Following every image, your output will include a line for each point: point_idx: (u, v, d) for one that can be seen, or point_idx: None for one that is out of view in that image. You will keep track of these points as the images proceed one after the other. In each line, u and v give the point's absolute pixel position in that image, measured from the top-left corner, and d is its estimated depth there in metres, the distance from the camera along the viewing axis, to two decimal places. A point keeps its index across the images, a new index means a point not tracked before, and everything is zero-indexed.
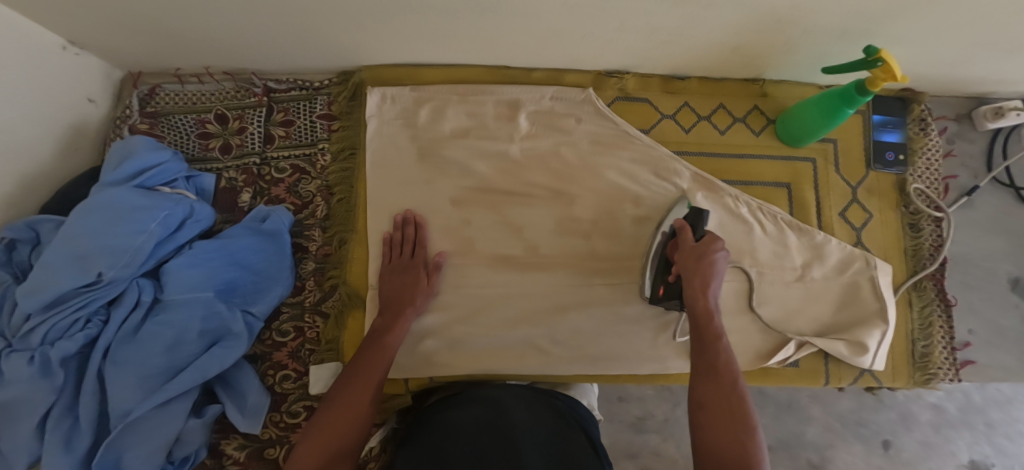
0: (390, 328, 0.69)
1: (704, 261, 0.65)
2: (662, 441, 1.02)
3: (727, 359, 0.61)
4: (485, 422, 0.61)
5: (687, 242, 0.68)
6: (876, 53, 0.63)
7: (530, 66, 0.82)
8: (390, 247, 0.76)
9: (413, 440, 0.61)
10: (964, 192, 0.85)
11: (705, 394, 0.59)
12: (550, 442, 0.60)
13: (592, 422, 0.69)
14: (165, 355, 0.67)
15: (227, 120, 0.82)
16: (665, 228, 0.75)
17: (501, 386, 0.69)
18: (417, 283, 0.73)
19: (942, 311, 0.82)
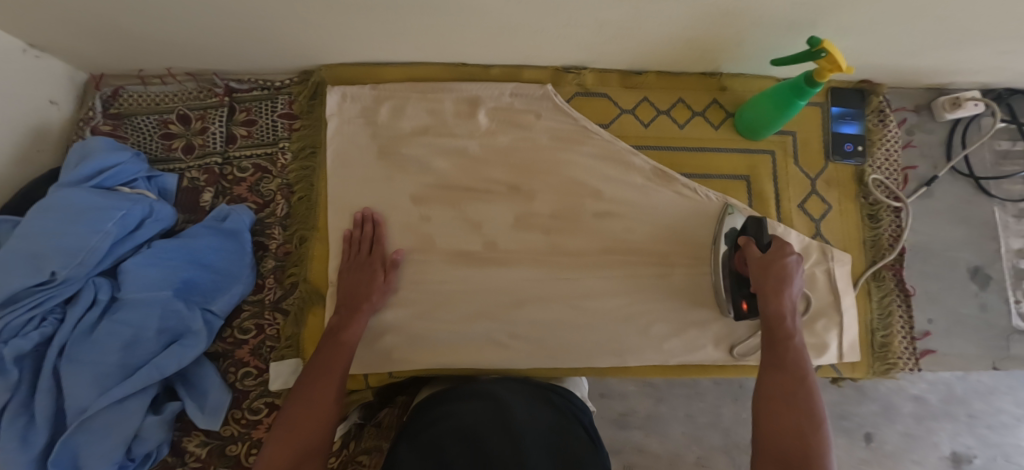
0: (348, 324, 0.70)
1: (780, 264, 0.67)
2: (645, 437, 1.04)
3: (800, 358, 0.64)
4: (487, 418, 0.60)
5: (755, 254, 0.69)
6: (819, 44, 0.63)
7: (488, 63, 0.83)
8: (348, 244, 0.76)
9: (414, 434, 0.60)
10: (923, 182, 0.86)
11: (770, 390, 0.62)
12: (552, 437, 0.60)
13: (585, 413, 0.70)
14: (122, 353, 0.68)
15: (190, 121, 0.83)
16: (724, 238, 0.76)
17: (501, 383, 0.69)
18: (373, 280, 0.74)
19: (901, 301, 0.83)
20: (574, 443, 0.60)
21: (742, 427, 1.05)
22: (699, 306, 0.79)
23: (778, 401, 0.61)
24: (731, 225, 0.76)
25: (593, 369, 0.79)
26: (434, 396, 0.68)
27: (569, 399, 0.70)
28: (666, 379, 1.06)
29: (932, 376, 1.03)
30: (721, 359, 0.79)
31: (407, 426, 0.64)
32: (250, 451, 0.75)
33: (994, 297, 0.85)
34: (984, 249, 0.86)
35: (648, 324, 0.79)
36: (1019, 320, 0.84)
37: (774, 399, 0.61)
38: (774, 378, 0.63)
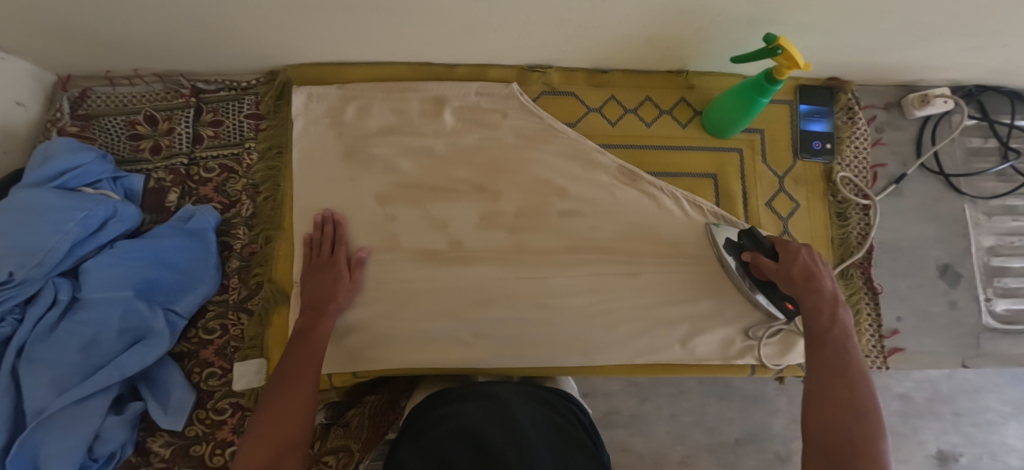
0: (315, 324, 0.69)
1: (801, 262, 0.66)
2: (630, 436, 1.03)
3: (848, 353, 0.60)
4: (490, 414, 0.57)
5: (765, 259, 0.70)
6: (775, 40, 0.63)
7: (453, 62, 0.82)
8: (310, 247, 0.76)
9: (415, 437, 0.57)
10: (892, 180, 0.86)
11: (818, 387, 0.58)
12: (555, 431, 0.58)
13: (582, 413, 0.67)
14: (82, 353, 0.68)
15: (157, 121, 0.83)
16: (726, 252, 0.78)
17: (500, 383, 0.66)
18: (337, 279, 0.73)
19: (869, 299, 0.82)
20: (578, 439, 0.57)
21: (727, 425, 1.05)
22: (666, 305, 0.79)
23: (828, 398, 0.56)
24: (729, 236, 0.78)
25: (559, 369, 0.77)
26: (437, 397, 0.65)
27: (566, 399, 0.67)
28: (651, 378, 1.05)
29: (919, 375, 1.04)
30: (688, 358, 0.79)
31: (408, 429, 0.61)
32: (214, 451, 0.76)
33: (963, 294, 0.85)
34: (954, 246, 0.86)
35: (615, 322, 0.78)
36: (989, 317, 0.84)
37: (822, 396, 0.57)
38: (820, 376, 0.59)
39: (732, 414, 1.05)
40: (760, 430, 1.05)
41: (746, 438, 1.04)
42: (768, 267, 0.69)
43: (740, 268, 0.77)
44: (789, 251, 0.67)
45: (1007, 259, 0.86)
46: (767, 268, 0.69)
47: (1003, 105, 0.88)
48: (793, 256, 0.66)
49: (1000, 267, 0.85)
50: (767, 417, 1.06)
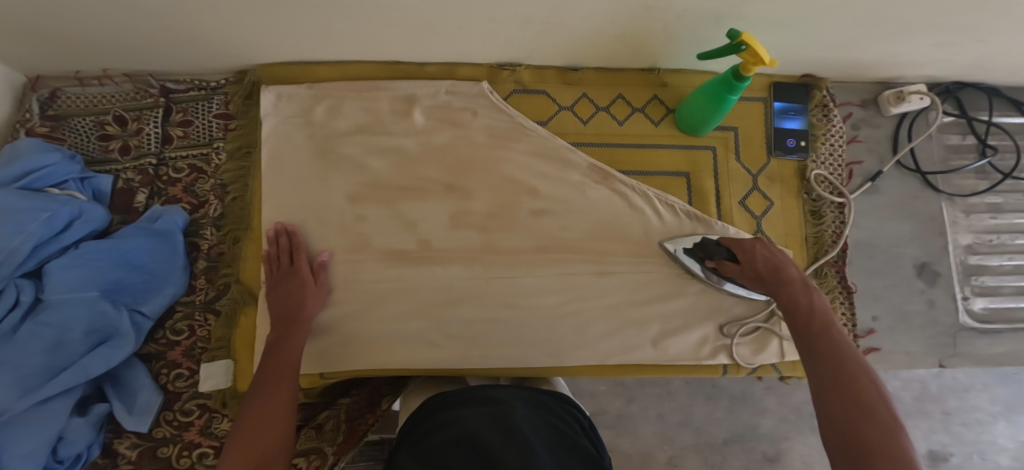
0: (286, 336, 0.69)
1: (761, 257, 0.68)
2: (616, 436, 1.02)
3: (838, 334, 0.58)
4: (493, 422, 0.54)
5: (734, 266, 0.71)
6: (739, 36, 0.62)
7: (422, 60, 0.82)
8: (269, 262, 0.75)
9: (416, 444, 0.54)
10: (868, 177, 0.85)
11: (819, 376, 0.54)
12: (556, 438, 0.56)
13: (582, 416, 0.65)
14: (45, 354, 0.67)
15: (126, 122, 0.83)
16: (684, 261, 0.77)
17: (500, 388, 0.63)
18: (304, 286, 0.72)
19: (843, 298, 0.81)
20: (579, 446, 0.56)
21: (714, 425, 1.04)
22: (639, 304, 0.78)
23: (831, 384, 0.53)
24: (682, 244, 0.78)
25: (528, 369, 0.76)
26: (437, 399, 0.62)
27: (567, 403, 0.65)
28: (638, 379, 1.04)
29: (907, 374, 1.03)
30: (660, 359, 0.78)
31: (408, 435, 0.58)
32: (181, 453, 0.75)
33: (941, 293, 0.84)
34: (931, 245, 0.85)
35: (586, 322, 0.77)
36: (967, 317, 0.83)
37: (825, 384, 0.53)
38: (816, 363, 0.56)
39: (719, 414, 1.04)
40: (748, 431, 1.04)
41: (734, 438, 1.03)
42: (736, 271, 0.71)
43: (705, 271, 0.77)
44: (748, 252, 0.70)
45: (986, 258, 0.85)
46: (735, 273, 0.71)
47: (981, 101, 0.86)
48: (753, 254, 0.69)
49: (978, 265, 0.84)
50: (754, 417, 1.05)
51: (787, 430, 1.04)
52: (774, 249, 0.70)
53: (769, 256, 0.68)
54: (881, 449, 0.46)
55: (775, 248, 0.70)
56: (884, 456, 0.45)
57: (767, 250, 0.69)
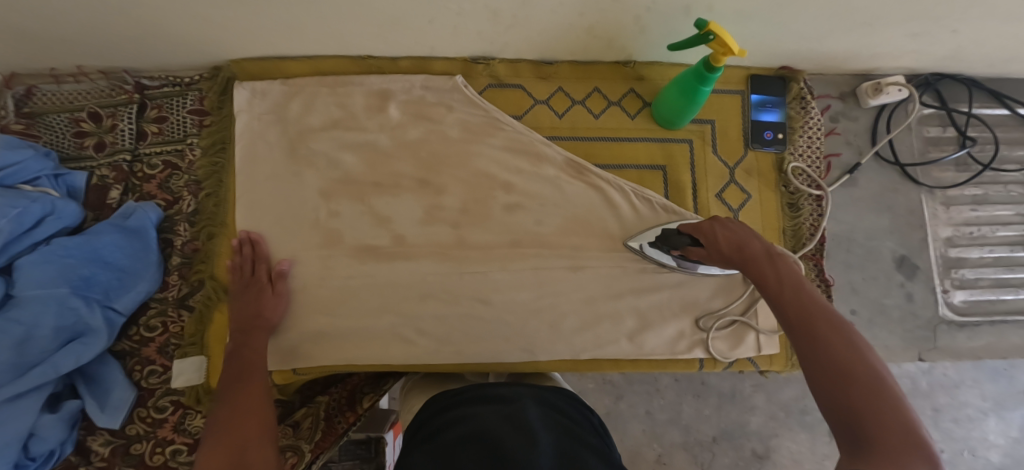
0: (245, 340, 0.69)
1: (722, 236, 0.64)
2: None
3: (815, 303, 0.53)
4: (503, 418, 0.54)
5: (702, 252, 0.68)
6: (706, 26, 0.61)
7: (395, 55, 0.81)
8: (231, 274, 0.74)
9: (430, 440, 0.54)
10: (846, 170, 0.85)
11: (804, 353, 0.50)
12: (565, 435, 0.54)
13: (590, 414, 0.65)
14: (14, 350, 0.66)
15: (100, 118, 0.83)
16: (653, 256, 0.77)
17: (508, 386, 0.63)
18: (260, 297, 0.72)
19: (822, 291, 0.81)
20: (586, 438, 0.55)
21: (703, 423, 1.03)
22: (614, 298, 0.78)
23: (817, 361, 0.48)
24: (647, 239, 0.78)
25: (503, 364, 0.76)
26: (446, 400, 0.62)
27: (572, 399, 0.65)
28: (626, 376, 1.04)
29: (897, 370, 1.02)
30: (635, 354, 0.78)
31: (419, 436, 0.57)
32: (155, 450, 0.75)
33: (920, 287, 0.84)
34: (910, 238, 0.84)
35: (560, 317, 0.77)
36: (946, 310, 0.83)
37: (812, 362, 0.48)
38: (798, 339, 0.51)
39: (707, 412, 1.03)
40: (737, 428, 1.03)
41: (723, 436, 1.03)
42: (704, 255, 0.68)
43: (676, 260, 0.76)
44: (709, 236, 0.66)
45: (965, 250, 0.84)
46: (703, 258, 0.68)
47: (960, 93, 0.86)
48: (714, 236, 0.65)
49: (958, 258, 0.84)
50: (744, 414, 1.04)
51: (776, 427, 1.03)
52: (734, 224, 0.65)
53: (729, 232, 0.64)
54: (883, 427, 0.41)
55: (736, 221, 0.66)
56: (887, 435, 0.41)
57: (726, 227, 0.65)
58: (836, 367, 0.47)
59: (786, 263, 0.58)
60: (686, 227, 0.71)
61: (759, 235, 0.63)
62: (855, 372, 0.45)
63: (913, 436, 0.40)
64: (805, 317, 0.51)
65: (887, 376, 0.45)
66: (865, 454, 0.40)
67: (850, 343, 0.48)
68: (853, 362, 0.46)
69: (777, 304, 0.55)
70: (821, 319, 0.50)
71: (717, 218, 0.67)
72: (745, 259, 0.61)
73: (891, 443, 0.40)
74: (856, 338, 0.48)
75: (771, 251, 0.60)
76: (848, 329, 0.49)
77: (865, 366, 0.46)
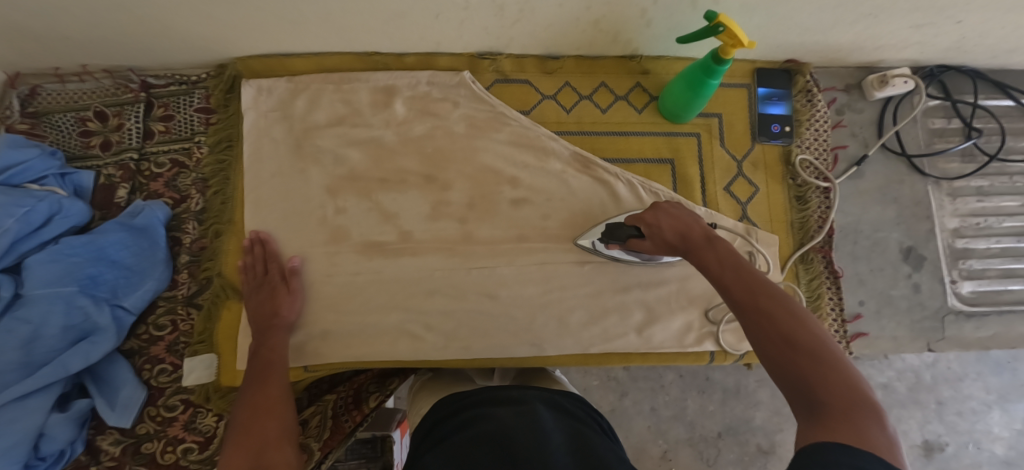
0: (265, 340, 0.70)
1: (667, 226, 0.60)
2: None
3: (757, 278, 0.52)
4: (516, 418, 0.54)
5: (644, 245, 0.64)
6: (716, 18, 0.61)
7: (400, 51, 0.81)
8: (244, 273, 0.75)
9: (444, 443, 0.54)
10: (853, 162, 0.85)
11: (752, 331, 0.49)
12: (572, 436, 0.54)
13: (598, 415, 0.65)
14: (22, 349, 0.67)
15: (106, 118, 0.83)
16: (605, 250, 0.77)
17: (516, 387, 0.64)
18: (275, 296, 0.72)
19: (830, 283, 0.82)
20: (600, 439, 0.56)
21: (707, 418, 1.03)
22: (621, 291, 0.78)
23: (765, 336, 0.48)
24: (596, 236, 0.77)
25: (510, 359, 0.76)
26: (456, 401, 0.62)
27: (579, 401, 0.65)
28: (630, 372, 1.04)
29: (901, 364, 1.02)
30: (643, 347, 0.78)
31: (433, 436, 0.58)
32: (165, 449, 0.75)
33: (927, 277, 0.84)
34: (916, 229, 0.85)
35: (567, 311, 0.77)
36: (955, 300, 0.83)
37: (760, 338, 0.48)
38: (744, 316, 0.50)
39: (711, 407, 1.03)
40: (742, 424, 1.03)
41: (727, 431, 1.03)
42: (648, 247, 0.64)
43: (634, 254, 0.75)
44: (653, 226, 0.61)
45: (972, 241, 0.85)
46: (648, 248, 0.64)
47: (965, 85, 0.86)
48: (659, 227, 0.61)
49: (965, 249, 0.84)
50: (748, 410, 1.04)
51: (780, 422, 1.04)
52: (675, 207, 0.62)
53: (673, 220, 0.61)
54: (833, 391, 0.43)
55: (677, 206, 0.62)
56: (838, 398, 0.42)
57: (669, 215, 0.61)
58: (783, 340, 0.47)
59: (726, 245, 0.56)
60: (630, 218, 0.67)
61: (699, 216, 0.61)
62: (801, 342, 0.46)
63: (860, 394, 0.42)
64: (750, 295, 0.50)
65: (826, 338, 0.47)
66: (823, 419, 0.41)
67: (791, 313, 0.48)
68: (797, 331, 0.47)
69: (722, 286, 0.53)
70: (764, 294, 0.50)
71: (659, 205, 0.63)
72: (689, 247, 0.58)
73: (844, 408, 0.41)
74: (796, 306, 0.49)
75: (710, 234, 0.58)
76: (786, 298, 0.50)
77: (807, 333, 0.46)
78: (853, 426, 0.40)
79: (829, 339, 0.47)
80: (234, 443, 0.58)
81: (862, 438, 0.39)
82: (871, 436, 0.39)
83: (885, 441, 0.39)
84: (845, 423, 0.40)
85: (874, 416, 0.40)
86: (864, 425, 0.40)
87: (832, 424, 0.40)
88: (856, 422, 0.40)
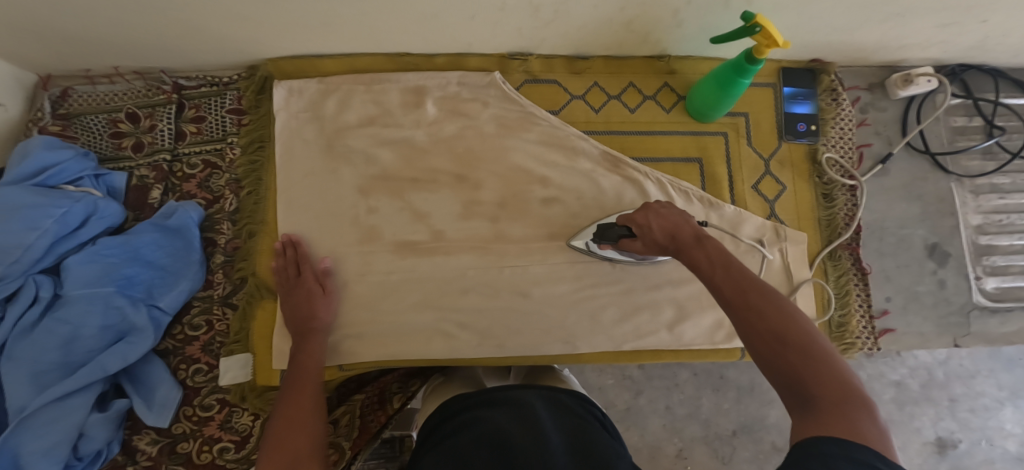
0: (304, 344, 0.70)
1: (657, 227, 0.56)
2: (625, 430, 1.03)
3: (745, 274, 0.49)
4: (515, 421, 0.55)
5: (633, 245, 0.62)
6: (753, 18, 0.62)
7: (431, 52, 0.82)
8: (276, 275, 0.75)
9: (439, 447, 0.55)
10: (878, 160, 0.86)
11: (742, 328, 0.47)
12: (572, 435, 0.55)
13: (601, 414, 0.65)
14: (60, 350, 0.67)
15: (138, 119, 0.83)
16: (599, 251, 0.77)
17: (516, 387, 0.64)
18: (311, 297, 0.72)
19: (858, 280, 0.83)
20: (602, 436, 0.56)
21: (722, 416, 1.04)
22: (652, 289, 0.79)
23: (755, 334, 0.46)
24: (589, 237, 0.77)
25: (541, 357, 0.77)
26: (454, 405, 0.62)
27: (585, 402, 0.65)
28: (645, 371, 1.04)
29: (914, 361, 1.03)
30: (674, 344, 0.79)
31: (431, 439, 0.59)
32: (202, 448, 0.75)
33: (952, 273, 0.85)
34: (941, 226, 0.86)
35: (599, 309, 0.78)
36: (980, 296, 0.84)
37: (751, 336, 0.46)
38: (735, 315, 0.47)
39: (726, 405, 1.04)
40: (757, 421, 1.04)
41: (742, 429, 1.03)
42: (638, 247, 0.62)
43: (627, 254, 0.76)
44: (644, 227, 0.58)
45: (995, 238, 0.86)
46: (640, 248, 0.61)
47: (986, 83, 0.87)
48: (649, 228, 0.57)
49: (988, 245, 0.85)
50: (762, 408, 1.05)
51: None
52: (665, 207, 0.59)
53: (663, 220, 0.57)
54: (824, 385, 0.41)
55: (667, 206, 0.58)
56: (829, 392, 0.41)
57: (660, 215, 0.57)
58: (774, 337, 0.44)
59: (716, 244, 0.52)
60: (621, 219, 0.64)
61: (691, 216, 0.56)
62: (793, 338, 0.44)
63: (850, 388, 0.41)
64: (739, 292, 0.47)
65: (815, 332, 0.45)
66: (816, 413, 0.40)
67: (781, 309, 0.46)
68: (788, 328, 0.44)
69: (710, 284, 0.50)
70: (753, 290, 0.47)
71: (649, 204, 0.60)
72: (679, 247, 0.54)
73: (835, 403, 0.40)
74: (785, 302, 0.46)
75: (701, 232, 0.54)
76: (775, 294, 0.47)
77: (797, 329, 0.45)
78: (846, 420, 0.39)
79: (818, 334, 0.45)
80: (270, 449, 0.58)
81: (855, 432, 0.38)
82: (864, 430, 0.38)
83: (877, 433, 0.38)
84: (839, 417, 0.39)
85: (866, 409, 0.40)
86: (858, 420, 0.39)
87: (826, 419, 0.39)
88: (848, 415, 0.39)
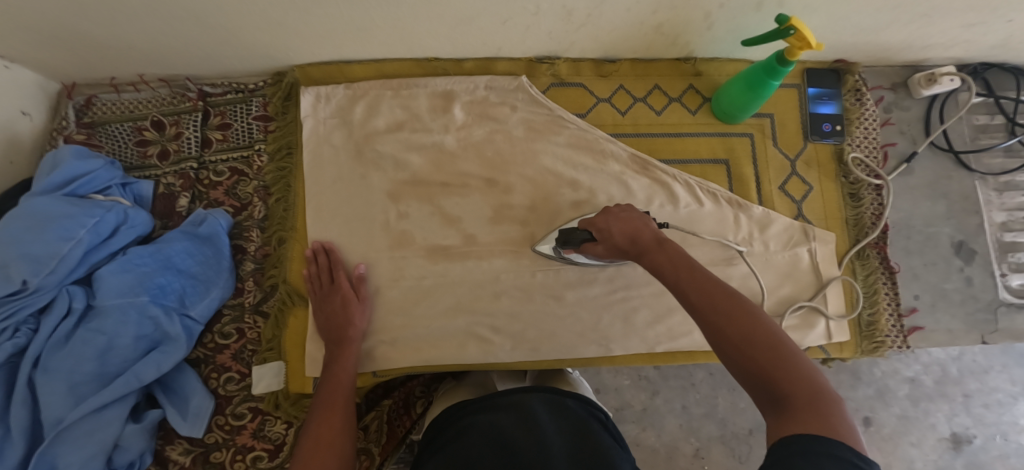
0: (339, 355, 0.69)
1: (617, 231, 0.55)
2: (641, 431, 1.02)
3: (707, 278, 0.47)
4: (520, 429, 0.54)
5: (596, 250, 0.60)
6: (787, 21, 0.62)
7: (460, 56, 0.81)
8: (309, 283, 0.75)
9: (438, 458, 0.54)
10: (902, 159, 0.87)
11: (709, 332, 0.45)
12: (575, 439, 0.55)
13: (606, 416, 0.63)
14: (95, 361, 0.67)
15: (164, 127, 0.83)
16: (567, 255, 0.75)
17: (520, 390, 0.62)
18: (346, 305, 0.71)
19: (886, 279, 0.84)
20: (605, 438, 0.56)
21: (738, 416, 1.04)
22: None
23: (724, 338, 0.44)
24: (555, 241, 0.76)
25: (572, 360, 0.77)
26: (452, 413, 0.62)
27: (589, 404, 0.63)
28: (661, 371, 1.04)
29: (928, 358, 1.03)
30: (705, 344, 0.79)
31: (431, 448, 0.58)
32: (235, 457, 0.75)
33: (978, 271, 0.86)
34: (966, 223, 0.87)
35: (632, 311, 0.78)
36: (1005, 292, 0.85)
37: (719, 340, 0.44)
38: (701, 320, 0.46)
39: (744, 404, 1.04)
40: None
41: (759, 427, 1.03)
42: (601, 251, 0.59)
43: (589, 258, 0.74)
44: (604, 232, 0.57)
45: (1020, 235, 0.86)
46: (601, 253, 0.60)
47: (1007, 82, 0.88)
48: (610, 232, 0.56)
49: (1012, 242, 0.86)
50: None
51: None
52: (625, 211, 0.58)
53: (623, 224, 0.56)
54: (796, 384, 0.41)
55: (628, 210, 0.58)
56: (802, 390, 0.40)
57: (620, 218, 0.56)
58: (744, 340, 0.43)
59: (676, 247, 0.51)
60: (584, 223, 0.63)
61: (651, 218, 0.56)
62: (760, 338, 0.43)
63: (820, 385, 0.41)
64: (705, 296, 0.46)
65: (779, 332, 0.44)
66: (792, 414, 0.40)
67: (746, 311, 0.45)
68: (756, 329, 0.43)
69: (674, 288, 0.48)
70: (719, 293, 0.46)
71: (609, 208, 0.59)
72: (641, 251, 0.53)
73: (807, 403, 0.40)
74: (749, 303, 0.45)
75: (661, 237, 0.53)
76: (739, 296, 0.46)
77: (763, 329, 0.44)
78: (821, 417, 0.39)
79: (779, 330, 0.44)
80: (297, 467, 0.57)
81: (830, 428, 0.38)
82: (837, 426, 0.38)
83: (848, 426, 0.38)
84: (812, 415, 0.39)
85: (836, 405, 0.40)
86: (830, 416, 0.39)
87: (800, 417, 0.39)
88: (821, 411, 0.39)
